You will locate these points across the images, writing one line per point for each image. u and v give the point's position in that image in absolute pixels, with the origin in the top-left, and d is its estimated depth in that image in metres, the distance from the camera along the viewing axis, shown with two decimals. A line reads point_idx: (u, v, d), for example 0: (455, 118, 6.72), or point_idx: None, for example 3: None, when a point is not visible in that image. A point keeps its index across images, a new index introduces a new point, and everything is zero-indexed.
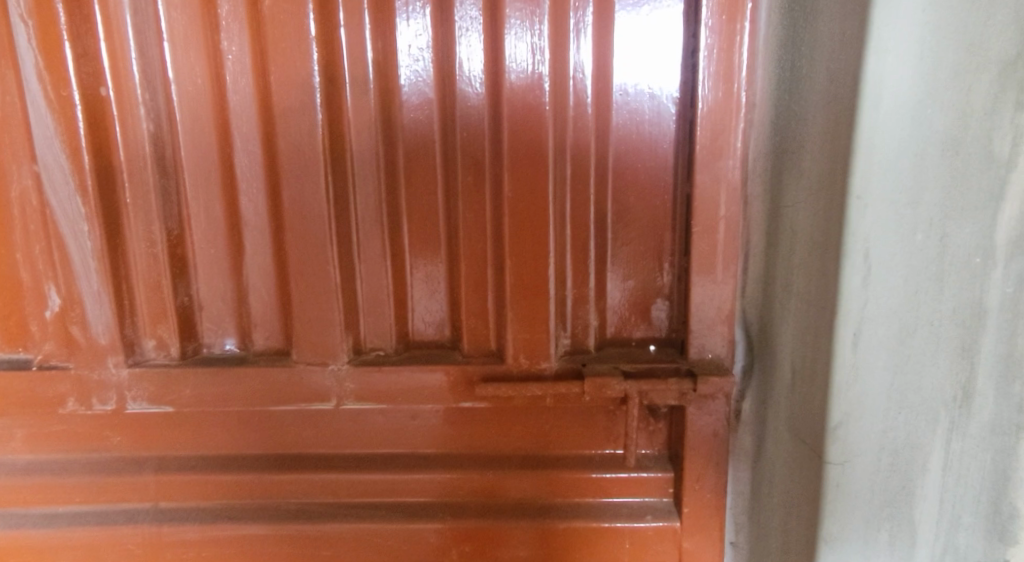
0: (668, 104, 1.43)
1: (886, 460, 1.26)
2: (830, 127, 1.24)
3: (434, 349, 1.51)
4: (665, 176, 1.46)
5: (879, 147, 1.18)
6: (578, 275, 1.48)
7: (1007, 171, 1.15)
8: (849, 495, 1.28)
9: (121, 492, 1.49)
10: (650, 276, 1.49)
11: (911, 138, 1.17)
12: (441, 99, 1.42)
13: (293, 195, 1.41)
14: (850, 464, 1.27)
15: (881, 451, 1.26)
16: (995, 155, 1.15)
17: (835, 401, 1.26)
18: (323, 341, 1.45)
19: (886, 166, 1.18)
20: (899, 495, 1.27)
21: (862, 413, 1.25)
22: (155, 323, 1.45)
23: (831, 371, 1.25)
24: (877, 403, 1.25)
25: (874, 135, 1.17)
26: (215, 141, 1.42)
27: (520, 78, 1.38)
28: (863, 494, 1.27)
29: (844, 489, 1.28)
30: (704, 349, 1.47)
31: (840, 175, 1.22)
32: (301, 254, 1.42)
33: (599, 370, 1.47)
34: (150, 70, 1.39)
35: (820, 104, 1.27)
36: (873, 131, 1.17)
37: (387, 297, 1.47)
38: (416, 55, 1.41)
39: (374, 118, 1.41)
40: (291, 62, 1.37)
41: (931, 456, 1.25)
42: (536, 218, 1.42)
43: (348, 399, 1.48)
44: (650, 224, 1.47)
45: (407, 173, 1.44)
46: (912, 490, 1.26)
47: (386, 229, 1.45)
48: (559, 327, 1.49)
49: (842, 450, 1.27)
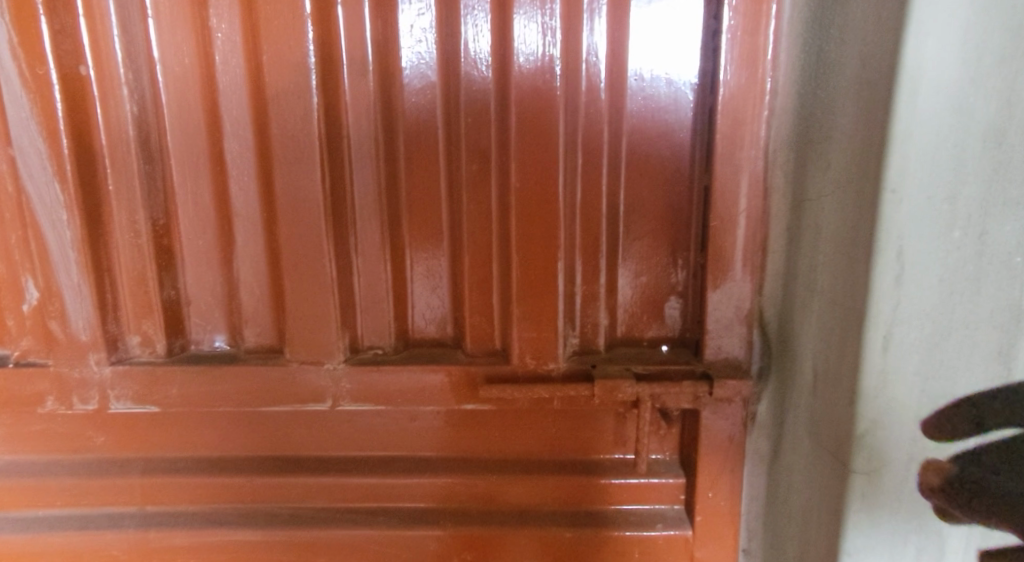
0: (685, 90, 1.34)
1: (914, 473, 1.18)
2: (862, 113, 1.15)
3: (435, 348, 1.43)
4: (681, 166, 1.37)
5: (920, 136, 1.08)
6: (588, 270, 1.40)
7: None
8: (874, 507, 1.19)
9: (105, 495, 1.41)
10: (664, 272, 1.41)
11: (952, 126, 1.08)
12: (444, 83, 1.34)
13: (286, 184, 1.32)
14: (876, 475, 1.18)
15: (910, 463, 1.17)
16: None
17: (863, 407, 1.17)
18: (318, 339, 1.37)
19: (923, 155, 1.09)
20: (929, 507, 1.19)
21: (891, 420, 1.16)
22: (140, 318, 1.36)
23: (859, 376, 1.16)
24: (908, 411, 1.16)
25: (913, 121, 1.08)
26: (203, 125, 1.33)
27: (530, 62, 1.29)
28: (889, 507, 1.19)
29: (869, 499, 1.19)
30: (720, 350, 1.40)
31: (872, 165, 1.12)
32: (295, 246, 1.34)
33: (609, 371, 1.39)
34: (133, 48, 1.30)
35: (851, 89, 1.17)
36: (912, 118, 1.08)
37: (385, 293, 1.39)
38: (419, 35, 1.32)
39: (373, 102, 1.33)
40: (285, 41, 1.28)
41: None
42: (545, 210, 1.33)
43: (344, 399, 1.40)
44: (665, 218, 1.39)
45: (409, 160, 1.36)
46: None
47: (385, 219, 1.37)
48: (567, 325, 1.41)
49: (869, 459, 1.18)
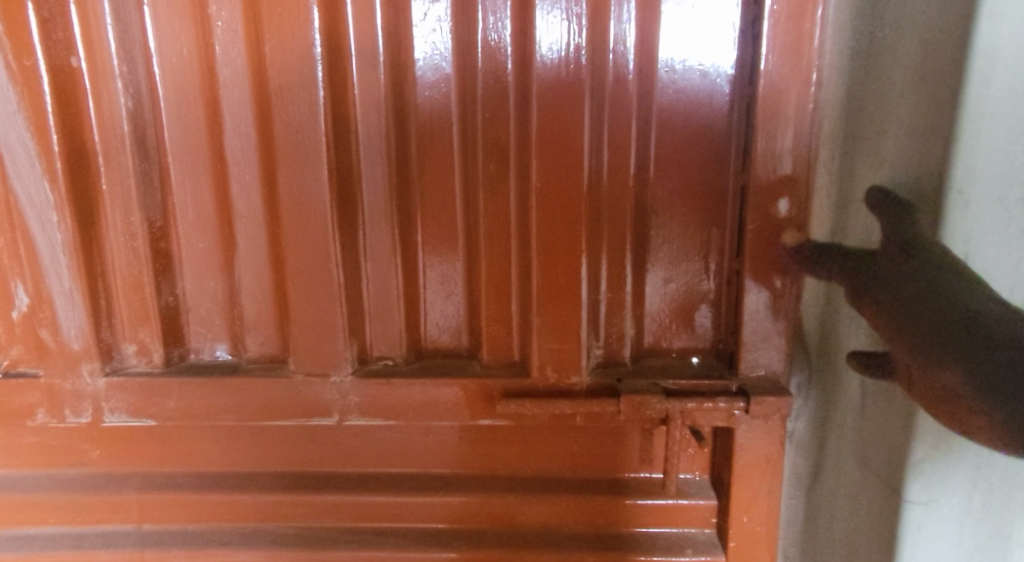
0: (721, 82, 1.24)
1: (976, 500, 1.08)
2: (922, 105, 1.04)
3: (449, 358, 1.34)
4: (717, 164, 1.27)
5: (991, 133, 0.98)
6: (614, 276, 1.30)
7: None
8: (932, 539, 1.09)
9: (100, 513, 1.33)
10: (695, 279, 1.31)
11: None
12: (460, 76, 1.25)
13: (291, 184, 1.23)
14: (935, 504, 1.08)
15: (971, 492, 1.07)
16: None
17: (919, 430, 1.06)
18: (324, 350, 1.28)
19: (993, 152, 0.99)
20: (991, 542, 1.09)
21: (952, 447, 1.06)
22: (136, 326, 1.28)
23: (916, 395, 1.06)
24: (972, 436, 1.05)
25: (982, 116, 0.98)
26: (203, 120, 1.24)
27: (552, 59, 1.20)
28: (950, 539, 1.09)
29: (924, 533, 1.09)
30: (757, 364, 1.29)
31: (933, 161, 1.02)
32: (300, 250, 1.25)
33: (636, 385, 1.29)
34: (128, 38, 1.21)
35: (908, 78, 1.06)
36: (982, 114, 0.98)
37: (396, 301, 1.30)
38: (434, 22, 1.23)
39: (383, 94, 1.24)
40: (290, 31, 1.19)
41: None
42: (568, 211, 1.24)
43: (352, 414, 1.31)
44: (697, 220, 1.29)
45: (422, 157, 1.27)
46: (1007, 536, 1.09)
47: (396, 220, 1.28)
48: (591, 336, 1.31)
49: (926, 489, 1.08)
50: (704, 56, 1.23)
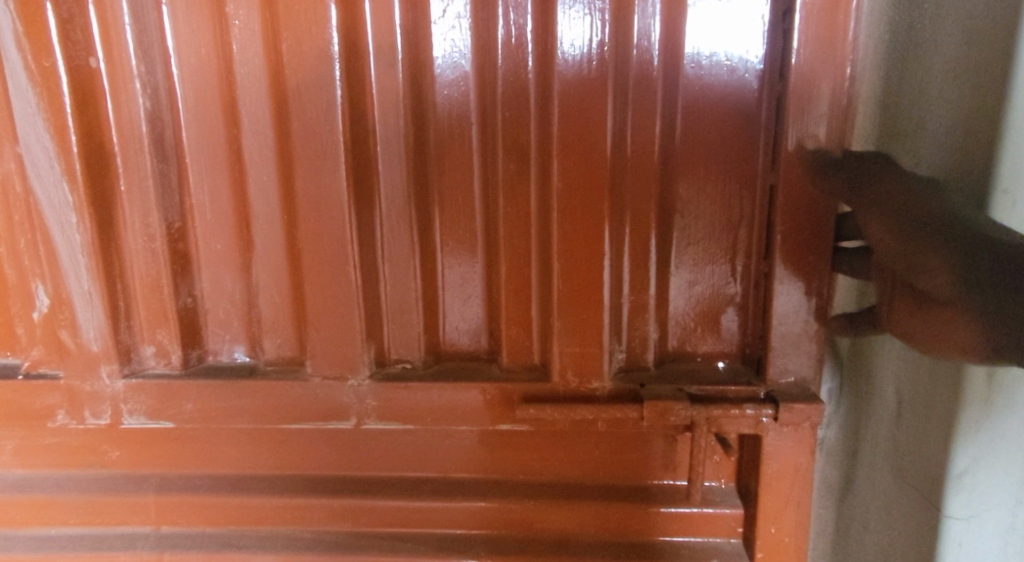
0: (750, 77, 1.20)
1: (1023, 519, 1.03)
2: (967, 89, 1.01)
3: (469, 362, 1.31)
4: (746, 163, 1.23)
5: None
6: (637, 278, 1.27)
7: None
8: (974, 556, 1.05)
9: (119, 514, 1.33)
10: (721, 281, 1.27)
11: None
12: (479, 74, 1.22)
13: (308, 185, 1.22)
14: (976, 519, 1.04)
15: (1017, 510, 1.03)
16: None
17: (960, 441, 1.02)
18: (342, 353, 1.26)
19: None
20: None
21: (993, 460, 1.02)
22: (154, 327, 1.27)
23: (959, 405, 1.02)
24: (1014, 452, 1.01)
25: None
26: (221, 120, 1.23)
27: (570, 60, 1.17)
28: (992, 556, 1.05)
29: (965, 548, 1.05)
30: (785, 371, 1.25)
31: (981, 144, 0.99)
32: (317, 252, 1.24)
33: (659, 390, 1.26)
34: (146, 38, 1.21)
35: (951, 65, 1.04)
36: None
37: (415, 302, 1.28)
38: (453, 19, 1.20)
39: (402, 93, 1.22)
40: (307, 29, 1.18)
41: None
42: (590, 212, 1.21)
43: (369, 418, 1.29)
44: (724, 220, 1.25)
45: (442, 155, 1.24)
46: None
47: (414, 221, 1.26)
48: (613, 339, 1.28)
49: (967, 503, 1.04)
50: (732, 51, 1.19)
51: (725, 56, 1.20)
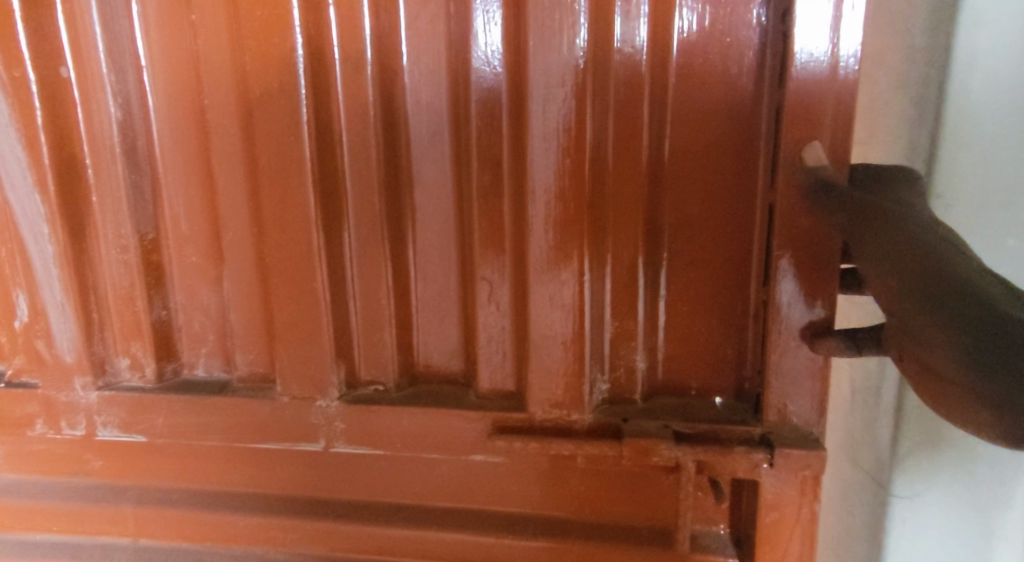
0: (745, 85, 1.09)
1: (961, 495, 1.17)
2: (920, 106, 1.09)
3: (444, 385, 1.24)
4: (742, 179, 1.11)
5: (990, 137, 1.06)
6: (622, 304, 1.17)
7: None
8: (919, 530, 1.18)
9: (99, 524, 1.33)
10: (716, 309, 1.16)
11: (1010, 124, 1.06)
12: (453, 81, 1.14)
13: (273, 198, 1.17)
14: (919, 498, 1.17)
15: (953, 493, 1.16)
16: None
17: (906, 424, 1.16)
18: (310, 373, 1.21)
19: (983, 164, 1.08)
20: (977, 535, 1.18)
21: (932, 442, 1.16)
22: (127, 340, 1.25)
23: (902, 396, 1.16)
24: (954, 436, 1.14)
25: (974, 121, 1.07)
26: (192, 130, 1.20)
27: (544, 66, 1.08)
28: (936, 530, 1.18)
29: (908, 520, 1.18)
30: (785, 411, 1.13)
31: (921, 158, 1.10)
32: (283, 268, 1.18)
33: (644, 426, 1.15)
34: (117, 46, 1.18)
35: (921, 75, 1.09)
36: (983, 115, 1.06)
37: (387, 321, 1.21)
38: (425, 23, 1.13)
39: (371, 102, 1.15)
40: (271, 36, 1.12)
41: (1014, 491, 1.15)
42: (566, 231, 1.12)
43: (338, 441, 1.23)
44: (718, 242, 1.14)
45: (417, 168, 1.17)
46: (991, 530, 1.17)
47: (386, 236, 1.19)
48: (595, 369, 1.17)
49: (911, 483, 1.17)
50: (726, 55, 1.08)
51: (717, 61, 1.08)
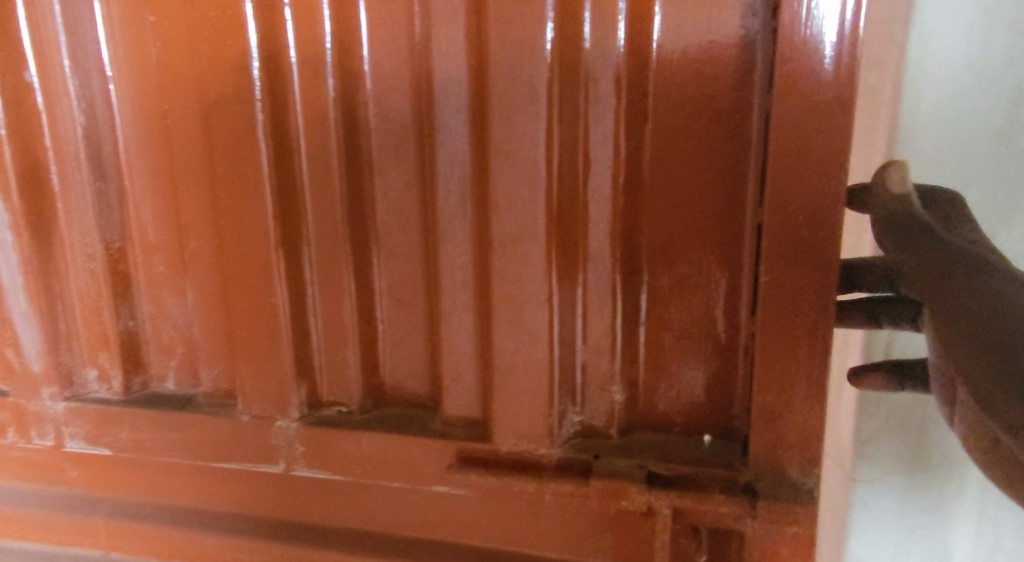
0: (732, 88, 0.97)
1: (916, 479, 1.14)
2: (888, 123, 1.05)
3: (412, 409, 1.16)
4: (730, 193, 1.00)
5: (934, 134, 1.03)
6: (597, 328, 1.06)
7: None
8: (876, 515, 1.15)
9: (73, 534, 1.31)
10: (702, 336, 1.04)
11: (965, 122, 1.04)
12: (416, 85, 1.06)
13: (230, 209, 1.11)
14: (878, 481, 1.14)
15: (908, 484, 1.14)
16: None
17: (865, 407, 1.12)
18: (269, 392, 1.15)
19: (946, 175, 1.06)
20: (931, 517, 1.15)
21: (889, 427, 1.13)
22: (95, 351, 1.22)
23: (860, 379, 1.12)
24: (907, 417, 1.13)
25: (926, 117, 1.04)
26: (155, 137, 1.15)
27: (506, 69, 0.98)
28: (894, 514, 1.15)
29: (866, 505, 1.15)
30: (773, 456, 1.01)
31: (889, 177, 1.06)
32: (241, 282, 1.13)
33: (616, 465, 1.05)
34: (79, 50, 1.14)
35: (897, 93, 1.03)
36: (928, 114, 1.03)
37: (351, 339, 1.14)
38: (385, 23, 1.05)
39: (330, 108, 1.07)
40: (225, 39, 1.06)
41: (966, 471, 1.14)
42: (530, 249, 1.02)
43: (299, 464, 1.17)
44: (704, 262, 1.02)
45: (381, 177, 1.10)
46: (946, 512, 1.15)
47: (349, 250, 1.12)
48: (567, 399, 1.08)
49: (871, 467, 1.14)
50: (712, 52, 0.96)
51: (703, 60, 0.97)
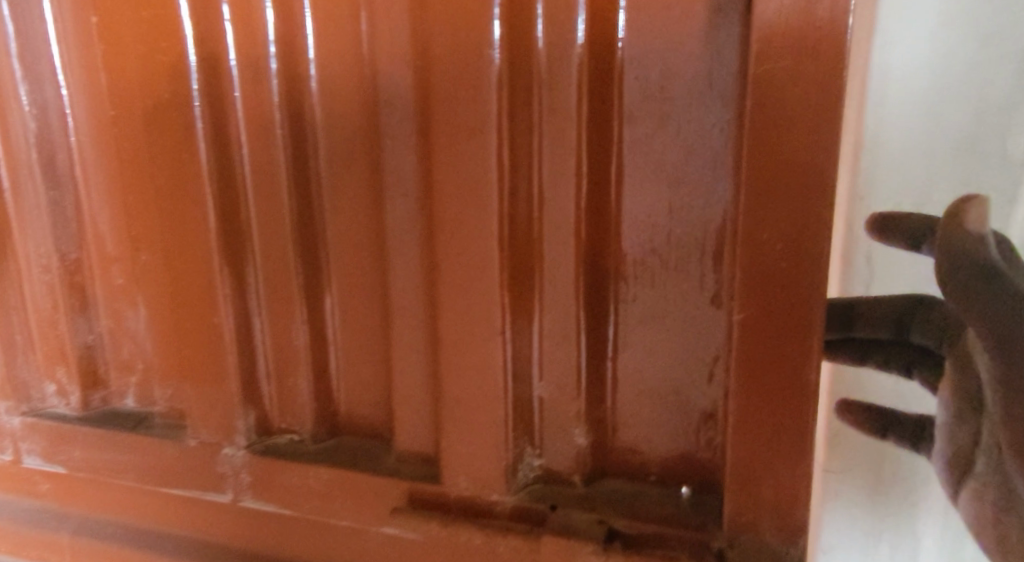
0: (709, 93, 0.84)
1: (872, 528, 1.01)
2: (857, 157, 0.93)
3: (367, 439, 1.07)
4: (709, 211, 0.87)
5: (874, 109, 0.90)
6: (557, 362, 0.93)
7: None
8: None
9: (37, 550, 1.26)
10: (678, 372, 0.92)
11: (920, 150, 0.91)
12: (364, 89, 0.96)
13: (172, 222, 1.03)
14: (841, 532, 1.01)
15: (869, 527, 1.01)
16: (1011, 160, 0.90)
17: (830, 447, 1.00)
18: (216, 417, 1.07)
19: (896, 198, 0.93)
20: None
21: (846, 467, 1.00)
22: (52, 365, 1.18)
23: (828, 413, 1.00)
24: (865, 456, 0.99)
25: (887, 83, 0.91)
26: (104, 143, 1.09)
27: (452, 70, 0.87)
28: None
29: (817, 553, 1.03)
30: (751, 520, 0.87)
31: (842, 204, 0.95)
32: (185, 299, 1.05)
33: (574, 519, 0.93)
34: (30, 52, 1.09)
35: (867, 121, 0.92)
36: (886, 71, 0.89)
37: (303, 363, 1.05)
38: (332, 20, 0.95)
39: (273, 112, 0.98)
40: (161, 39, 0.98)
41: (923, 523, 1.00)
42: (479, 271, 0.91)
43: (246, 494, 1.09)
44: (681, 288, 0.90)
45: (328, 189, 1.00)
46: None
47: (297, 268, 1.02)
48: (525, 439, 0.97)
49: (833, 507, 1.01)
50: (685, 52, 0.84)
51: (674, 61, 0.84)
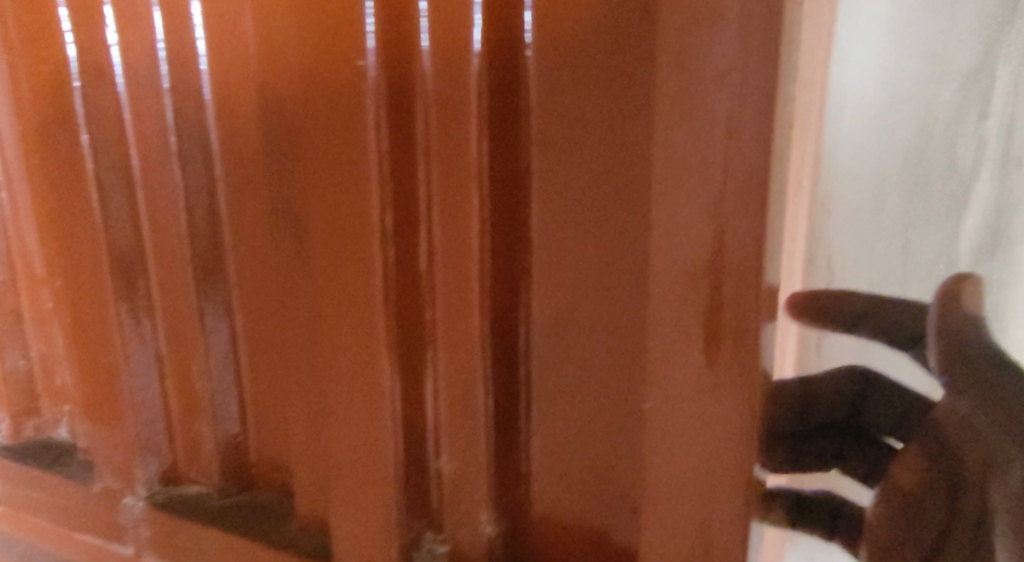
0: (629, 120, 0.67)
1: None
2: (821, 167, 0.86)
3: (272, 498, 0.96)
4: (624, 265, 0.70)
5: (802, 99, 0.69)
6: (456, 443, 0.77)
7: (973, 184, 0.92)
8: None
9: None
10: (596, 458, 0.76)
11: (880, 141, 0.86)
12: (257, 105, 0.83)
13: (70, 246, 0.93)
14: None
15: None
16: (959, 168, 0.90)
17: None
18: (121, 462, 0.98)
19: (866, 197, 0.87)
20: None
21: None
22: None
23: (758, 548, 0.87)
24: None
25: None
26: (11, 155, 0.99)
27: (329, 87, 0.72)
28: None
29: None
30: None
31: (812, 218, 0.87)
32: (82, 333, 0.95)
33: None
34: None
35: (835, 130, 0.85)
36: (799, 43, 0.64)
37: (202, 414, 0.94)
38: (217, 23, 0.81)
39: (162, 130, 0.86)
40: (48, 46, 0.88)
41: None
42: (360, 329, 0.77)
43: (146, 550, 1.00)
44: (597, 358, 0.73)
45: (229, 218, 0.88)
46: None
47: (195, 310, 0.90)
48: (426, 519, 0.83)
49: None
50: (609, 55, 0.66)
51: (569, 60, 0.67)
